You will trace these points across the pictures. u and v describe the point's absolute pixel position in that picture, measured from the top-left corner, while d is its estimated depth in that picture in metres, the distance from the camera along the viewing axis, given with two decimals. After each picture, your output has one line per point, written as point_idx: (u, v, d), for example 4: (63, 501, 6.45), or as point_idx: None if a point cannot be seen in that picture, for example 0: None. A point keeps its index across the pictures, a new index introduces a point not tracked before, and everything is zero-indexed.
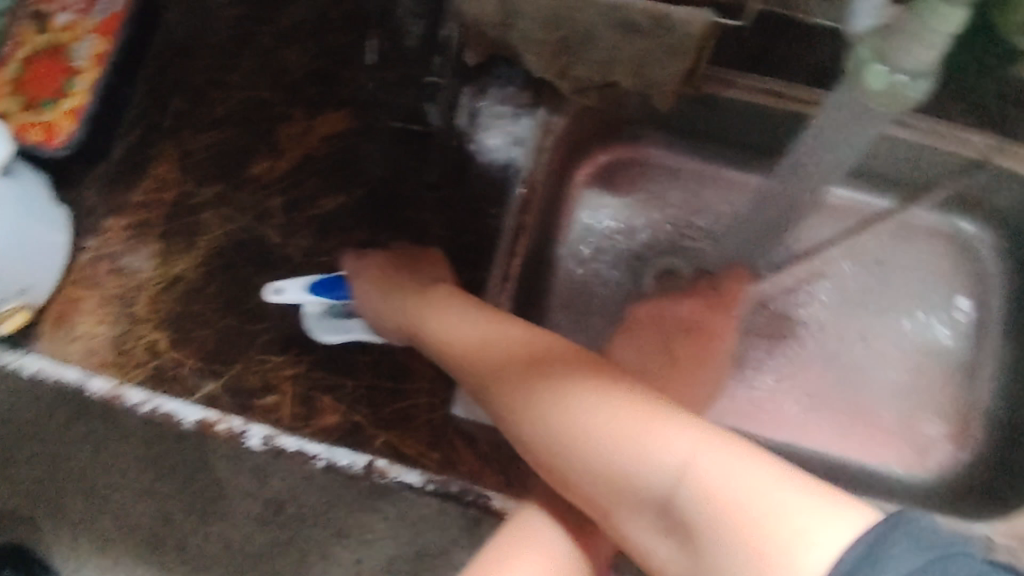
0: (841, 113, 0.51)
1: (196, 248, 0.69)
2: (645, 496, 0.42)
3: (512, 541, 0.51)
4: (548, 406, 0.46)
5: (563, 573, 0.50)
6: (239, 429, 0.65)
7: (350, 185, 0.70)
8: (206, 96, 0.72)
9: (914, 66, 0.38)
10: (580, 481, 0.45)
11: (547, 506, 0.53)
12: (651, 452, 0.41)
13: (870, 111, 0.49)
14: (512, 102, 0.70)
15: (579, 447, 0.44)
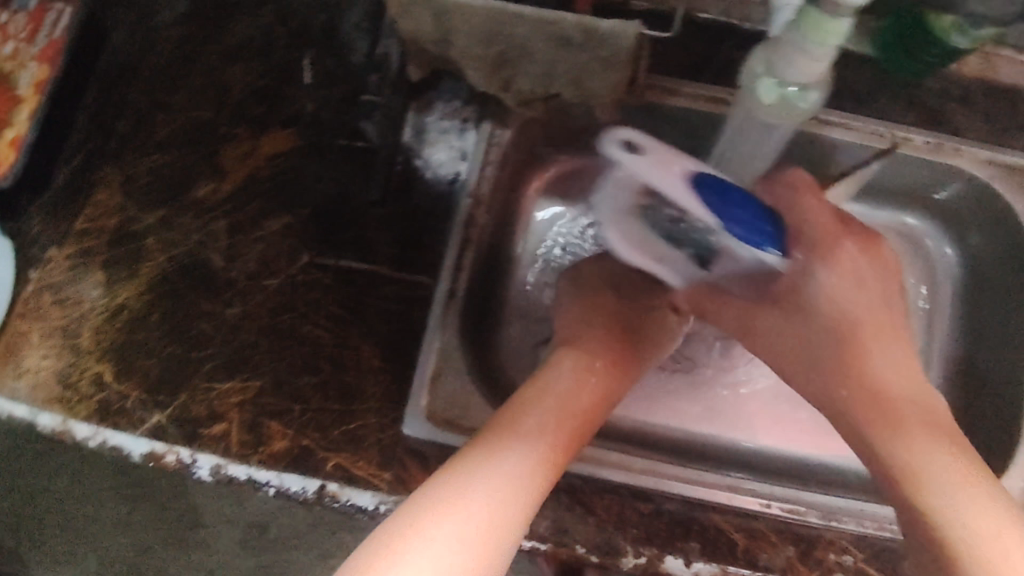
0: (737, 128, 0.58)
1: (139, 276, 0.67)
2: (967, 515, 0.45)
3: (438, 491, 0.46)
4: (940, 450, 0.48)
5: (490, 525, 0.46)
6: (188, 460, 0.62)
7: (294, 204, 0.67)
8: (149, 118, 0.70)
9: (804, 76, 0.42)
10: (901, 472, 0.48)
11: (506, 451, 0.50)
12: (978, 470, 0.47)
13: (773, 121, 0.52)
14: (455, 116, 0.68)
15: (932, 490, 0.46)
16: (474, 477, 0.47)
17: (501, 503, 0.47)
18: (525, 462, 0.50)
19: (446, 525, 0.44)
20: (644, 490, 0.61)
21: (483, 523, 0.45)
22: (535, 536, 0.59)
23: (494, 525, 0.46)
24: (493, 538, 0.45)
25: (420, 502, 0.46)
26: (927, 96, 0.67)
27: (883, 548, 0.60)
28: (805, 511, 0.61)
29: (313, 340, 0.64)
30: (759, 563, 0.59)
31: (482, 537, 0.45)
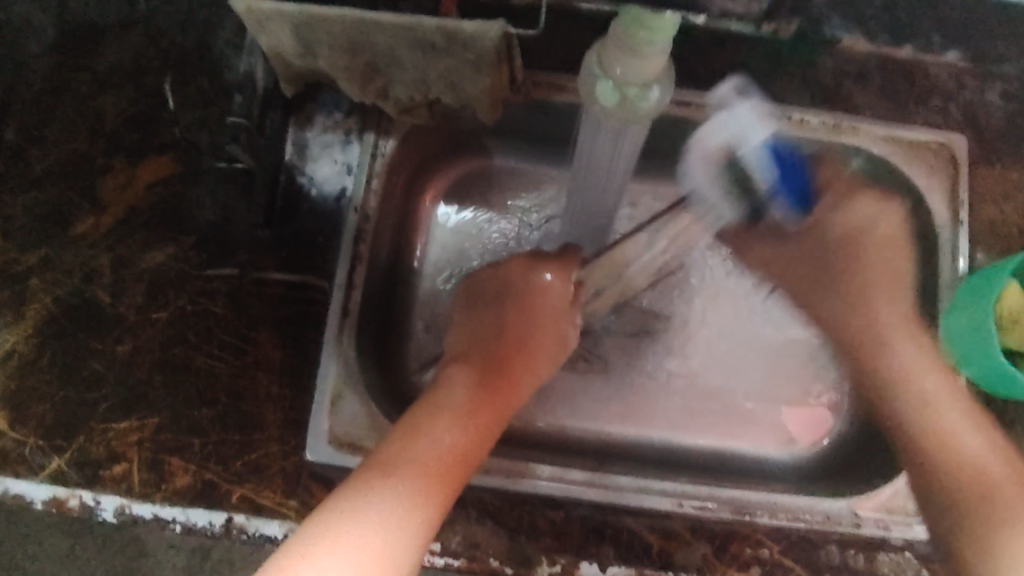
0: (600, 126, 0.54)
1: (24, 319, 0.64)
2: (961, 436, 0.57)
3: (322, 531, 0.43)
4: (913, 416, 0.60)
5: (382, 562, 0.42)
6: (92, 503, 0.61)
7: (179, 233, 0.65)
8: (24, 154, 0.67)
9: (641, 71, 0.43)
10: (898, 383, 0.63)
11: (402, 485, 0.46)
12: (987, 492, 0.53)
13: (647, 115, 0.49)
14: (340, 129, 0.66)
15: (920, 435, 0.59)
16: (368, 502, 0.44)
17: (395, 530, 0.44)
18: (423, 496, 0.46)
19: (337, 560, 0.41)
20: (552, 497, 0.60)
21: (377, 557, 0.42)
22: (446, 552, 0.59)
23: (388, 557, 0.43)
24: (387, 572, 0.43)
25: (306, 537, 0.43)
26: (818, 73, 0.67)
27: (799, 538, 0.60)
28: (716, 508, 0.59)
29: (208, 371, 0.63)
30: (674, 562, 0.59)
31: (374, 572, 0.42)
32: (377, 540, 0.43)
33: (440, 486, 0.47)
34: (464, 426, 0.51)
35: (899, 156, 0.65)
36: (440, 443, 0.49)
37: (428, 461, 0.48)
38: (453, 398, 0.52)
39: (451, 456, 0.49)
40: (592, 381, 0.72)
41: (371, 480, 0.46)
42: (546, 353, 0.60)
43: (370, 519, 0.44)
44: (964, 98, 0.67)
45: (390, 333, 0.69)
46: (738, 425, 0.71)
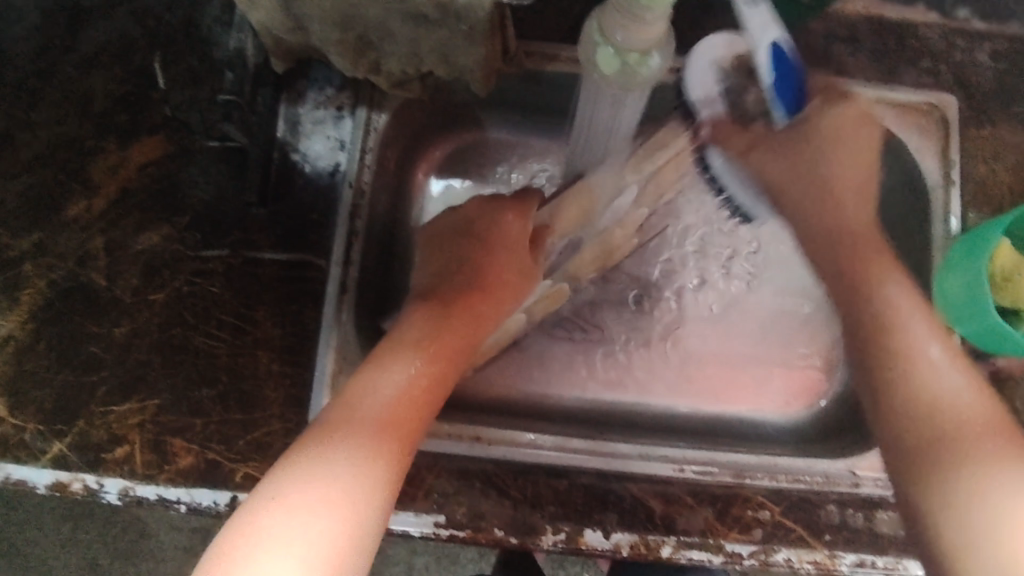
0: (600, 94, 0.54)
1: (19, 305, 0.64)
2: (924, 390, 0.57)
3: (275, 487, 0.45)
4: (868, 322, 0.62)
5: (337, 507, 0.44)
6: (94, 486, 0.61)
7: (173, 213, 0.65)
8: (12, 138, 0.67)
9: (642, 36, 0.43)
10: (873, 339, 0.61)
11: (355, 432, 0.47)
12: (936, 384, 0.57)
13: (650, 81, 0.49)
14: (331, 104, 0.66)
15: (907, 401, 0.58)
16: (334, 445, 0.46)
17: (361, 470, 0.46)
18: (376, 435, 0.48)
19: (305, 501, 0.44)
20: (556, 466, 0.61)
21: (344, 497, 0.44)
22: (451, 524, 0.59)
23: (356, 495, 0.45)
24: (357, 510, 0.45)
25: (261, 495, 0.45)
26: (811, 37, 0.67)
27: (799, 499, 0.61)
28: (716, 473, 0.62)
29: (207, 351, 0.63)
30: (677, 527, 0.60)
31: (343, 511, 0.44)
32: (344, 480, 0.45)
33: (402, 426, 0.49)
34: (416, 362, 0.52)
35: (888, 117, 0.66)
36: (399, 383, 0.51)
37: (390, 402, 0.50)
38: (410, 331, 0.55)
39: (405, 396, 0.50)
40: (590, 350, 0.72)
41: (334, 424, 0.48)
42: (513, 289, 0.62)
43: (335, 464, 0.45)
44: (955, 58, 0.67)
45: (388, 308, 0.69)
46: (735, 391, 0.72)
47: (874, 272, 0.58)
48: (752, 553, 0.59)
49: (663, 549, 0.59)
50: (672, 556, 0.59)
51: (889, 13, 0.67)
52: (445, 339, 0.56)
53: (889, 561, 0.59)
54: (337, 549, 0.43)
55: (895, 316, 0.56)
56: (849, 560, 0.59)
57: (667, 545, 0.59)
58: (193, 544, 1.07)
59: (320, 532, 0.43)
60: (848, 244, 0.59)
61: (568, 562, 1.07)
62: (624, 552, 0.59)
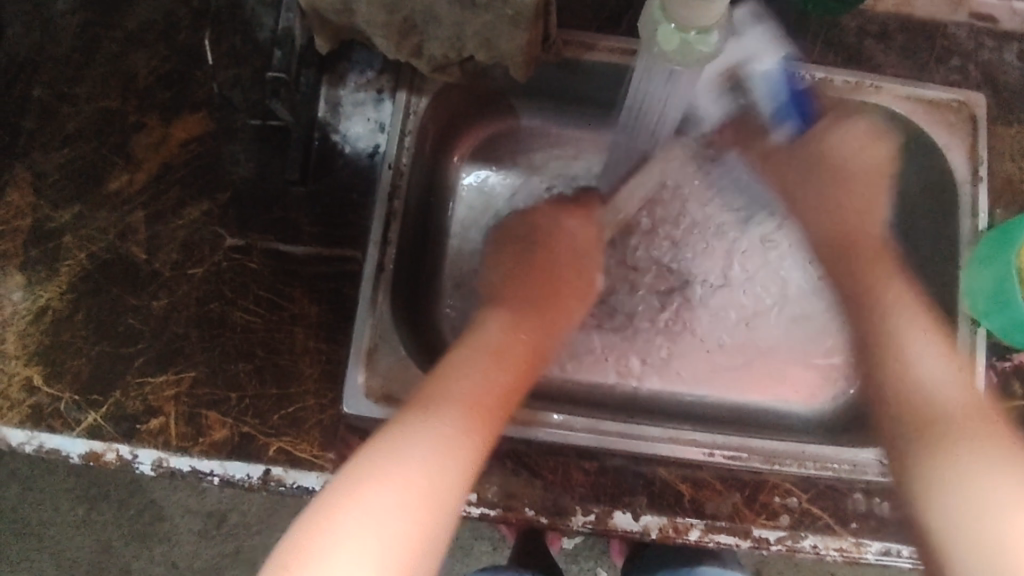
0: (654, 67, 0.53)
1: (59, 276, 0.65)
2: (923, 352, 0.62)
3: (352, 480, 0.48)
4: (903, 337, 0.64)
5: (411, 505, 0.47)
6: (128, 456, 0.61)
7: (213, 190, 0.66)
8: (55, 112, 0.68)
9: (707, 14, 0.43)
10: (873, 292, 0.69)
11: (436, 429, 0.51)
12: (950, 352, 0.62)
13: (706, 58, 0.49)
14: (371, 86, 0.67)
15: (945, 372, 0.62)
16: (419, 440, 0.50)
17: (438, 465, 0.49)
18: (456, 434, 0.51)
19: (385, 494, 0.47)
20: (588, 449, 0.61)
21: (424, 489, 0.48)
22: (482, 502, 0.60)
23: (430, 495, 0.48)
24: (432, 508, 0.48)
25: (340, 485, 0.48)
26: (846, 34, 0.68)
27: (826, 487, 0.62)
28: (747, 457, 0.61)
29: (244, 325, 0.63)
30: (706, 511, 0.61)
31: (420, 504, 0.48)
32: (425, 476, 0.48)
33: (485, 426, 0.53)
34: (489, 370, 0.56)
35: (920, 113, 0.66)
36: (482, 386, 0.55)
37: (467, 397, 0.54)
38: (489, 333, 0.61)
39: (485, 402, 0.54)
40: (618, 338, 0.73)
41: (421, 422, 0.51)
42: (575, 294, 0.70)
43: (415, 459, 0.49)
44: (984, 58, 0.69)
45: (422, 290, 0.70)
46: (761, 382, 0.73)
47: (872, 274, 0.68)
48: (779, 538, 0.60)
49: (691, 532, 0.60)
50: (700, 539, 0.60)
51: (920, 11, 0.69)
52: (524, 353, 0.60)
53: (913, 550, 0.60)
54: (409, 545, 0.46)
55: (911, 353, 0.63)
56: (874, 548, 0.60)
57: (695, 529, 0.60)
58: (207, 528, 1.09)
59: (393, 528, 0.46)
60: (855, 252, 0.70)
61: (582, 556, 1.09)
62: (653, 534, 0.60)
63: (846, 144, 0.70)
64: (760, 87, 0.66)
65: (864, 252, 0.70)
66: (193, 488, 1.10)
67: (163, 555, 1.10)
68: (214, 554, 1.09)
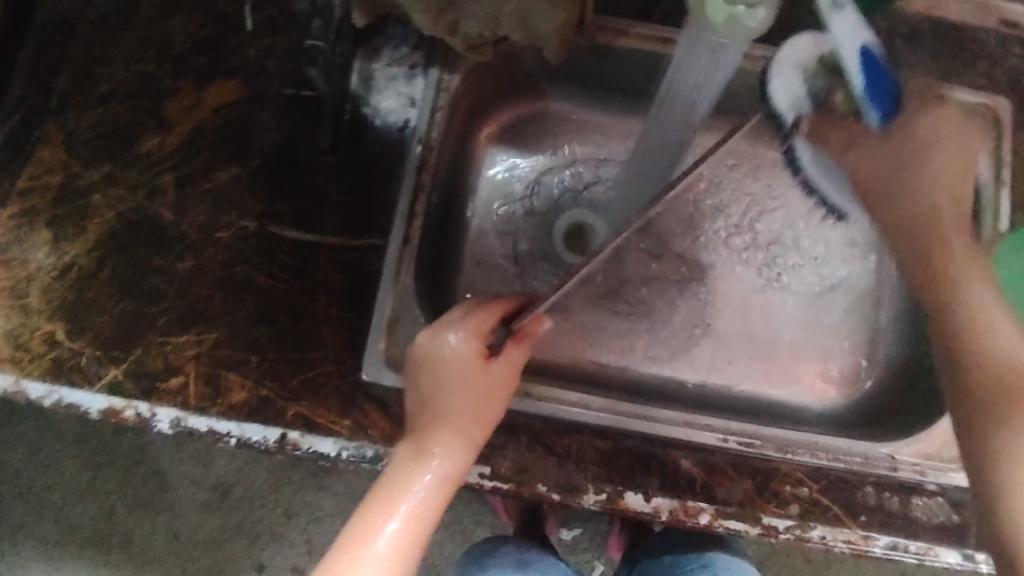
0: (695, 46, 0.54)
1: (85, 233, 0.65)
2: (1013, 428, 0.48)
3: (342, 553, 0.52)
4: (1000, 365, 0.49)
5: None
6: (147, 414, 0.61)
7: (243, 155, 0.67)
8: (89, 72, 0.68)
9: None
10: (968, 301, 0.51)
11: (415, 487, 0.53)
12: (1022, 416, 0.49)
13: (750, 35, 0.49)
14: (405, 62, 0.68)
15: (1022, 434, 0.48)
16: (376, 530, 0.52)
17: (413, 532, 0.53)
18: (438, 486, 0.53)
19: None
20: (601, 427, 0.62)
21: (397, 558, 0.52)
22: (495, 476, 0.60)
23: (404, 563, 0.52)
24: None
25: (330, 559, 0.52)
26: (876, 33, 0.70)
27: (838, 478, 0.62)
28: (760, 445, 0.63)
29: (268, 290, 0.64)
30: (717, 496, 0.61)
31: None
32: (387, 560, 0.52)
33: (453, 473, 0.54)
34: (470, 401, 0.55)
35: None
36: (451, 429, 0.54)
37: (447, 444, 0.54)
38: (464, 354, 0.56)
39: (465, 444, 0.54)
40: (634, 326, 0.74)
41: (380, 505, 0.53)
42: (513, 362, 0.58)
43: (375, 548, 0.52)
44: (1010, 64, 0.70)
45: (444, 266, 0.71)
46: (774, 375, 0.73)
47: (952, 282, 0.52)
48: (788, 527, 0.61)
49: (701, 517, 0.60)
50: (710, 524, 0.60)
51: (948, 15, 0.71)
52: (496, 361, 0.57)
53: (922, 547, 0.60)
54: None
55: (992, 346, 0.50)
56: (883, 543, 0.60)
57: (706, 513, 0.60)
58: (211, 501, 1.10)
59: None
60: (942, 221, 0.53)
61: (582, 548, 1.10)
62: (663, 516, 0.60)
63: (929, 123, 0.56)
64: (857, 80, 0.54)
65: (942, 221, 0.53)
66: (198, 461, 1.10)
67: (164, 526, 1.10)
68: (217, 527, 1.10)
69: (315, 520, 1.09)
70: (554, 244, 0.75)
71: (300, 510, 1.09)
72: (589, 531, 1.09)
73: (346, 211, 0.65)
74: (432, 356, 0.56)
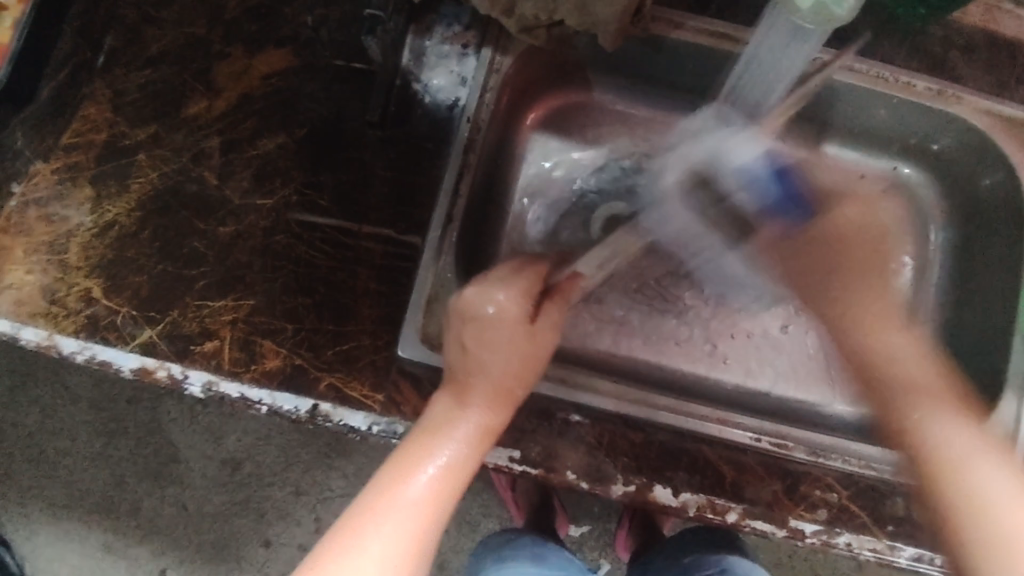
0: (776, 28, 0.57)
1: (128, 192, 0.65)
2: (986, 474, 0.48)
3: (371, 505, 0.49)
4: (927, 416, 0.51)
5: (416, 534, 0.49)
6: (179, 376, 0.60)
7: (290, 125, 0.67)
8: (141, 34, 0.69)
9: None
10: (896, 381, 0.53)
11: (461, 431, 0.52)
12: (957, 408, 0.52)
13: (836, 12, 0.54)
14: (457, 41, 0.68)
15: (939, 467, 0.49)
16: (413, 477, 0.50)
17: (448, 484, 0.51)
18: (480, 436, 0.53)
19: (380, 530, 0.48)
20: (635, 419, 0.62)
21: (426, 514, 0.49)
22: (525, 461, 0.60)
23: (434, 521, 0.50)
24: (428, 539, 0.49)
25: (354, 510, 0.49)
26: (931, 40, 0.71)
27: (867, 486, 0.62)
28: (792, 447, 0.63)
29: (308, 261, 0.64)
30: (746, 495, 0.61)
31: (421, 532, 0.49)
32: (423, 506, 0.50)
33: (489, 428, 0.53)
34: (512, 361, 0.54)
35: (997, 129, 0.67)
36: (492, 386, 0.53)
37: (489, 392, 0.53)
38: (497, 336, 0.54)
39: (504, 400, 0.54)
40: (662, 322, 0.75)
41: (418, 452, 0.51)
42: (540, 345, 0.55)
43: (413, 489, 0.50)
44: None
45: (482, 249, 0.71)
46: (805, 379, 0.74)
47: (875, 327, 0.56)
48: (816, 532, 0.60)
49: (729, 515, 0.60)
50: (738, 523, 0.60)
51: (1007, 30, 0.71)
52: (537, 324, 0.56)
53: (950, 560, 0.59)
54: (408, 562, 0.48)
55: (929, 440, 0.50)
56: (909, 553, 0.60)
57: (733, 511, 0.60)
58: (221, 475, 1.10)
59: (392, 556, 0.47)
60: (851, 255, 0.59)
61: (589, 546, 1.09)
62: (690, 512, 0.60)
63: (846, 220, 0.60)
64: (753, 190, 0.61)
65: (885, 370, 0.54)
66: (211, 435, 1.10)
67: (174, 497, 1.10)
68: (225, 501, 1.09)
69: (325, 500, 1.09)
70: (592, 235, 0.74)
71: (309, 488, 1.09)
72: (597, 529, 1.08)
73: (391, 187, 0.66)
74: (479, 316, 0.54)
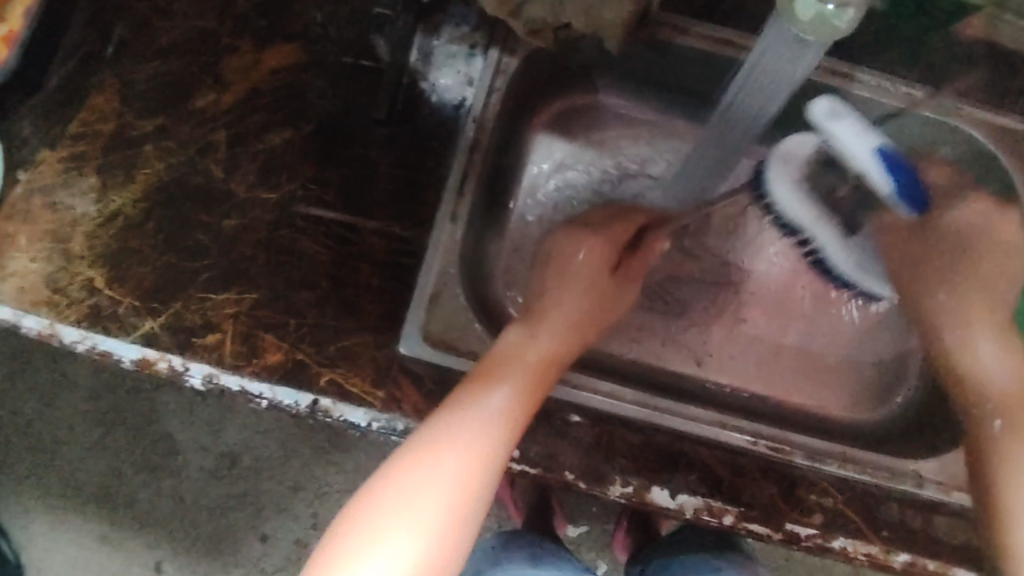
0: (776, 40, 0.56)
1: (134, 183, 0.65)
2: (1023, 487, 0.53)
3: (421, 443, 0.49)
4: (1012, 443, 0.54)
5: (467, 473, 0.48)
6: (180, 368, 0.59)
7: (297, 120, 0.67)
8: (150, 25, 0.68)
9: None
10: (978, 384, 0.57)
11: (510, 381, 0.52)
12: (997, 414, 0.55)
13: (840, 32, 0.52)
14: (465, 41, 0.69)
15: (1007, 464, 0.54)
16: (463, 419, 0.50)
17: (497, 426, 0.50)
18: (528, 388, 0.53)
19: (427, 474, 0.47)
20: (635, 422, 0.63)
21: (475, 456, 0.48)
22: (524, 460, 0.59)
23: (486, 461, 0.49)
24: (480, 478, 0.48)
25: (403, 450, 0.49)
26: (934, 53, 0.71)
27: (862, 492, 0.62)
28: (789, 451, 0.64)
29: (313, 255, 0.64)
30: (744, 498, 0.61)
31: (473, 470, 0.48)
32: (475, 445, 0.49)
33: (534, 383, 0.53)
34: (572, 324, 0.59)
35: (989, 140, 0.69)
36: (542, 353, 0.56)
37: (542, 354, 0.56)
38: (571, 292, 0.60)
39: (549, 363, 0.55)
40: (662, 324, 0.75)
41: (463, 400, 0.51)
42: (607, 304, 0.62)
43: (462, 432, 0.49)
44: None
45: (485, 247, 0.71)
46: (801, 386, 0.75)
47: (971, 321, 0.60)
48: (812, 535, 0.60)
49: (727, 517, 0.60)
50: (734, 525, 0.60)
51: None
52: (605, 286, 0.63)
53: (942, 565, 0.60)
54: (458, 501, 0.47)
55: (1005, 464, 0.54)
56: (904, 558, 0.60)
57: (730, 514, 0.60)
58: (219, 469, 1.10)
59: (439, 492, 0.47)
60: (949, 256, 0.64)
61: (585, 547, 1.09)
62: (688, 514, 0.60)
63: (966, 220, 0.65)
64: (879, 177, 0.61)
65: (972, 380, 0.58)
66: (210, 428, 1.10)
67: (170, 489, 1.10)
68: (222, 495, 1.10)
69: (322, 495, 1.09)
70: None
71: (307, 484, 1.09)
72: (594, 530, 1.09)
73: (399, 183, 0.67)
74: (564, 265, 0.62)
